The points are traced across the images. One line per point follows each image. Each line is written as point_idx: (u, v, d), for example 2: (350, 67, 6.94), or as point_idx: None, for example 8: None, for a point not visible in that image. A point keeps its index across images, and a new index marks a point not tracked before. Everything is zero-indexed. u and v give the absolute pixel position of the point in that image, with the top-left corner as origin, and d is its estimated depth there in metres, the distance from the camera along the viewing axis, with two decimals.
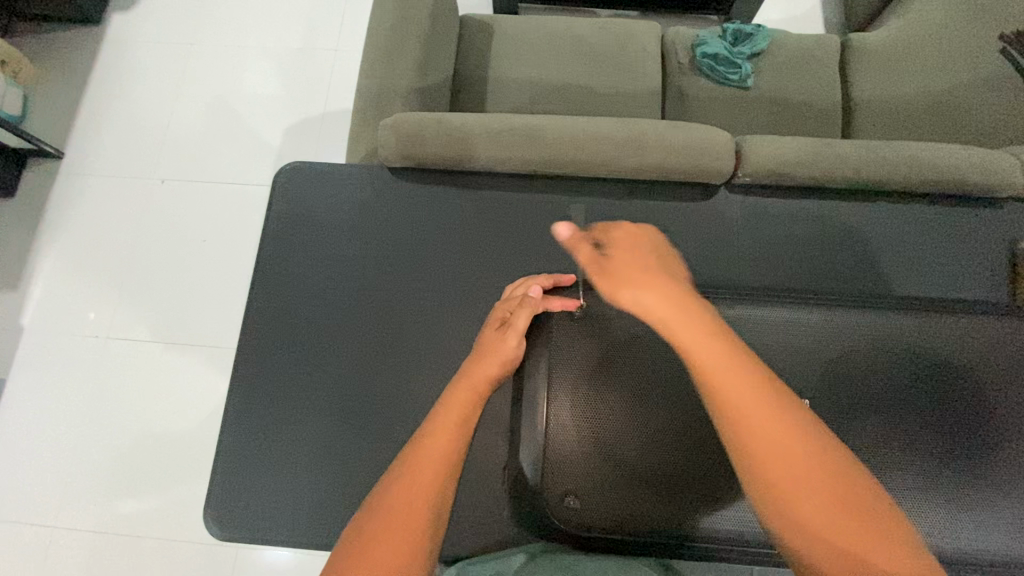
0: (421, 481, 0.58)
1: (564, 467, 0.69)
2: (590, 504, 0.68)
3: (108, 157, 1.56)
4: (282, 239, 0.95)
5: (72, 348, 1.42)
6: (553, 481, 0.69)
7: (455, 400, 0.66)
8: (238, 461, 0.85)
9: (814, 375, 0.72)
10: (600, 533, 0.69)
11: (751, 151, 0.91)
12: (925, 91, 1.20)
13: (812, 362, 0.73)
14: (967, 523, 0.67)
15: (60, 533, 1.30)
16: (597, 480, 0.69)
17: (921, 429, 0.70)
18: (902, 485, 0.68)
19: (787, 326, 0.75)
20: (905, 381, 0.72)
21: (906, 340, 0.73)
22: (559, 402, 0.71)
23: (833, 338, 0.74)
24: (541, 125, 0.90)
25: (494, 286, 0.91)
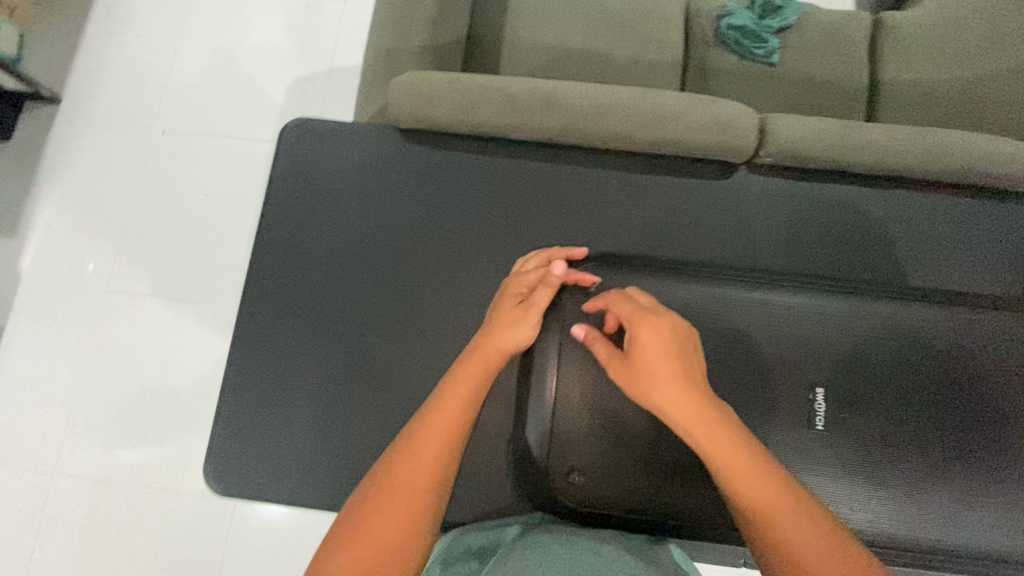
0: (425, 457, 0.56)
1: (572, 442, 0.69)
2: (595, 481, 0.68)
3: (108, 104, 1.52)
4: (287, 198, 0.92)
5: (70, 298, 1.41)
6: (559, 455, 0.69)
7: (466, 374, 0.62)
8: (238, 419, 0.84)
9: (824, 363, 0.71)
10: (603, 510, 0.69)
11: (776, 129, 0.87)
12: (955, 78, 1.15)
13: (823, 350, 0.72)
14: (963, 518, 0.67)
15: (61, 479, 1.32)
16: (604, 457, 0.68)
17: (926, 423, 0.69)
18: (905, 476, 0.68)
19: (800, 311, 0.73)
20: (914, 374, 0.71)
21: (920, 332, 0.72)
22: (568, 377, 0.70)
23: (846, 326, 0.73)
24: (561, 91, 0.86)
25: (502, 257, 0.89)
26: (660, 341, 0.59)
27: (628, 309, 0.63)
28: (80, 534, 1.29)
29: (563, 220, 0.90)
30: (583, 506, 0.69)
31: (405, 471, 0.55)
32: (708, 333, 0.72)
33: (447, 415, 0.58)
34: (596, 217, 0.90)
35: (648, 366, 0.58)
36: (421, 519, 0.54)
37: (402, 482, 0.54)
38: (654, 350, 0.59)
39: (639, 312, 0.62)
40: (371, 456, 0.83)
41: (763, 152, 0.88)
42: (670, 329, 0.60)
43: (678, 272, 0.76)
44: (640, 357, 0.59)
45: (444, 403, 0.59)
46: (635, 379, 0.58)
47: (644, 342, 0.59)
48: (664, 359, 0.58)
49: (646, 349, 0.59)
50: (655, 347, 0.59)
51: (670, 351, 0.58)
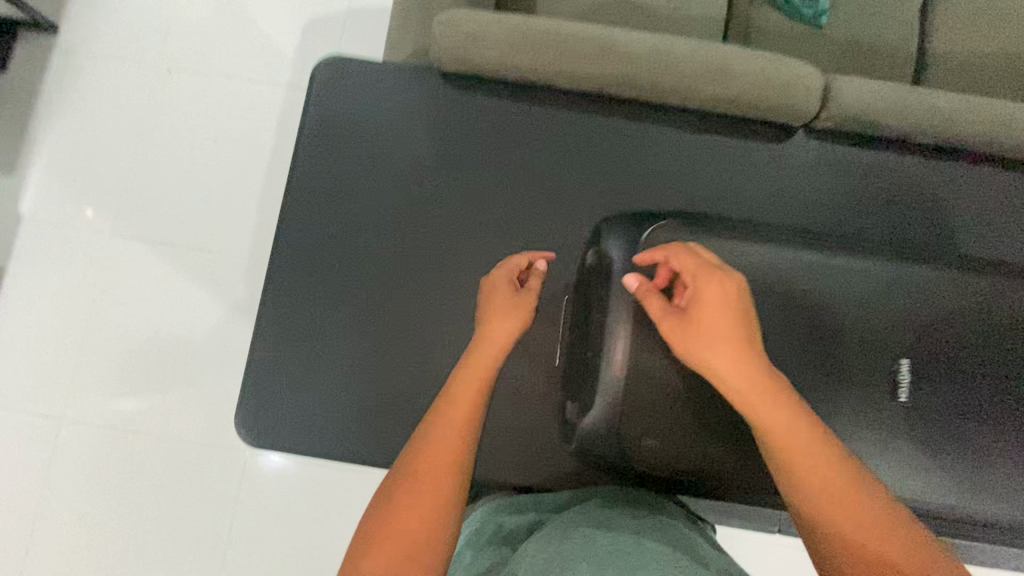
0: (437, 451, 0.55)
1: (644, 407, 0.66)
2: (665, 445, 0.67)
3: (108, 36, 1.42)
4: (314, 142, 0.87)
5: (73, 242, 1.36)
6: (630, 421, 0.67)
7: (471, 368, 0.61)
8: (266, 373, 0.81)
9: (887, 331, 0.70)
10: (669, 472, 0.68)
11: (842, 90, 0.82)
12: (1000, 50, 1.13)
13: (884, 317, 0.70)
14: (998, 488, 0.68)
15: (67, 426, 1.29)
16: (676, 423, 0.67)
17: (977, 393, 0.69)
18: (959, 450, 0.69)
19: (867, 279, 0.71)
20: (972, 345, 0.70)
21: (985, 306, 0.70)
22: (640, 341, 0.66)
23: (910, 295, 0.71)
24: (616, 38, 0.81)
25: (541, 215, 0.86)
26: (724, 298, 0.57)
27: (691, 264, 0.60)
28: (88, 481, 1.28)
29: (607, 179, 0.86)
30: (651, 469, 0.68)
31: (420, 465, 0.54)
32: (780, 299, 0.70)
33: (455, 411, 0.57)
34: (645, 177, 0.86)
35: (705, 325, 0.57)
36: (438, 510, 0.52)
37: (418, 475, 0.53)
38: (716, 312, 0.57)
39: (704, 268, 0.59)
40: (404, 414, 0.81)
41: (825, 115, 0.84)
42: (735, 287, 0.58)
43: (755, 236, 0.71)
44: (700, 317, 0.58)
45: (452, 397, 0.58)
46: (690, 338, 0.58)
47: (706, 301, 0.58)
48: (723, 323, 0.57)
49: (707, 309, 0.57)
50: (716, 309, 0.57)
51: (731, 313, 0.57)
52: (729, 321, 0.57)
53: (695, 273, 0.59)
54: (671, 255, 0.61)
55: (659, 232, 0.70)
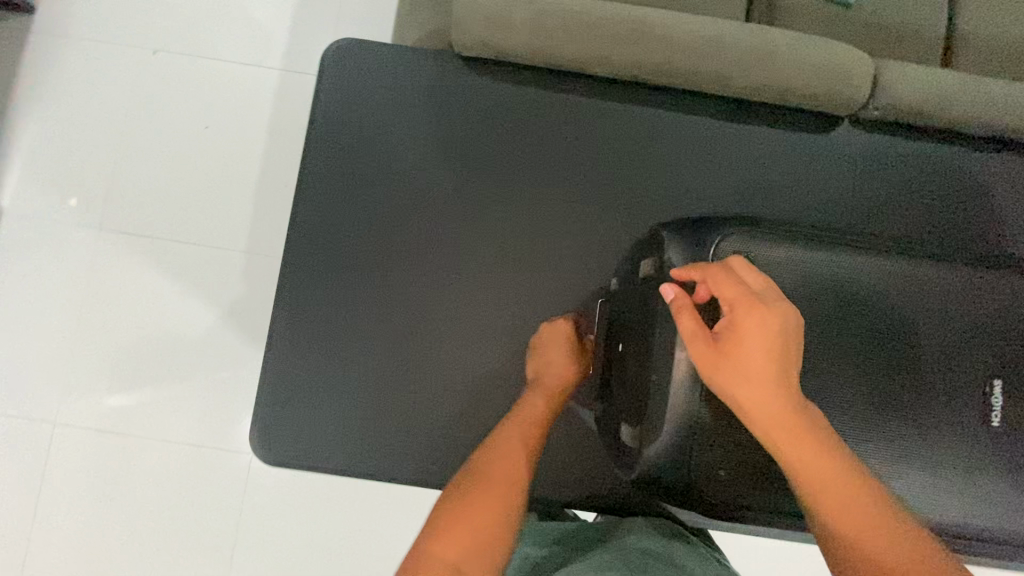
0: (501, 471, 0.58)
1: (712, 438, 0.57)
2: (737, 481, 0.57)
3: (88, 15, 1.32)
4: (325, 135, 0.80)
5: (58, 235, 1.28)
6: (703, 452, 0.57)
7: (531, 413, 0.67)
8: (281, 384, 0.76)
9: (986, 346, 0.62)
10: (749, 513, 0.58)
11: (893, 78, 0.77)
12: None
13: (980, 330, 0.62)
14: None
15: (62, 431, 1.23)
16: (749, 454, 0.57)
17: None
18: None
19: (958, 285, 0.62)
20: None
21: None
22: None
23: (1008, 303, 0.62)
24: (654, 20, 0.75)
25: (569, 213, 0.81)
26: (761, 335, 0.51)
27: (733, 290, 0.52)
28: (86, 488, 1.22)
29: (641, 174, 0.81)
30: (721, 510, 0.58)
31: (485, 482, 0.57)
32: (867, 310, 0.61)
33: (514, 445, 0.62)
34: (679, 173, 0.81)
35: (737, 361, 0.51)
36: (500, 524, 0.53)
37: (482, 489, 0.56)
38: (755, 347, 0.51)
39: (748, 296, 0.52)
40: (430, 425, 0.77)
41: (873, 105, 0.79)
42: (777, 323, 0.51)
43: (833, 242, 0.62)
44: (735, 352, 0.51)
45: (511, 433, 0.64)
46: (722, 374, 0.52)
47: (746, 334, 0.51)
48: (762, 360, 0.51)
49: (745, 343, 0.51)
50: (756, 344, 0.51)
51: (772, 349, 0.51)
52: (765, 360, 0.51)
53: (737, 300, 0.52)
54: (711, 276, 0.54)
55: (726, 242, 0.60)
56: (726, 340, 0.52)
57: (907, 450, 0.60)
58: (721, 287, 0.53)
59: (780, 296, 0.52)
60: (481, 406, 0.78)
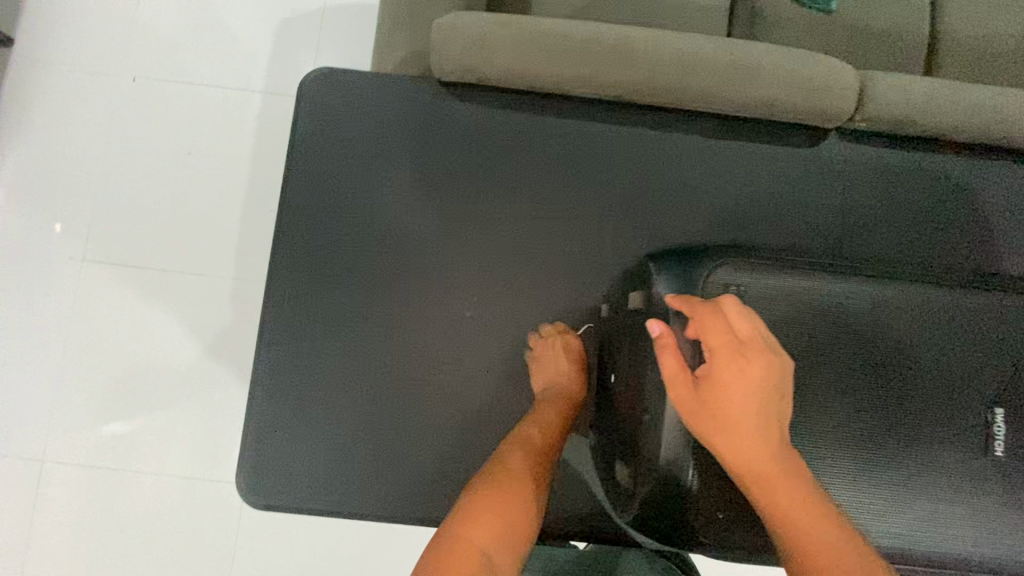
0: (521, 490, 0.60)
1: (714, 479, 0.56)
2: (739, 519, 0.57)
3: (64, 44, 1.30)
4: (305, 168, 0.79)
5: (41, 269, 1.25)
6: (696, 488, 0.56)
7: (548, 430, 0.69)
8: (269, 421, 0.75)
9: (990, 371, 0.60)
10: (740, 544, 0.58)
11: (880, 91, 0.76)
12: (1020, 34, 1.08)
13: (982, 355, 0.60)
14: None
15: (50, 468, 1.21)
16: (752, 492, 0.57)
17: None
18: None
19: (959, 309, 0.61)
20: None
21: None
22: None
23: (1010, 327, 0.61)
24: (634, 40, 0.74)
25: (557, 237, 0.80)
26: (743, 386, 0.50)
27: (720, 333, 0.52)
28: (74, 524, 1.20)
29: (628, 195, 0.80)
30: (724, 551, 0.58)
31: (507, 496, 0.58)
32: (858, 336, 0.60)
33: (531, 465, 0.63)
34: (665, 194, 0.80)
35: (716, 411, 0.51)
36: (514, 542, 0.55)
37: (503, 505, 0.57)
38: (735, 394, 0.50)
39: (732, 341, 0.51)
40: (423, 460, 0.76)
41: (859, 117, 0.78)
42: (759, 374, 0.50)
43: (826, 267, 0.61)
44: (713, 398, 0.51)
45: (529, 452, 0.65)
46: (698, 420, 0.51)
47: (726, 380, 0.51)
48: (740, 408, 0.50)
49: (724, 390, 0.51)
50: (734, 391, 0.50)
51: (751, 397, 0.50)
52: (746, 411, 0.50)
53: (724, 343, 0.51)
54: (699, 317, 0.53)
55: (716, 275, 0.60)
56: (707, 389, 0.51)
57: (905, 482, 0.59)
58: (708, 327, 0.52)
59: (765, 345, 0.51)
60: (475, 439, 0.76)
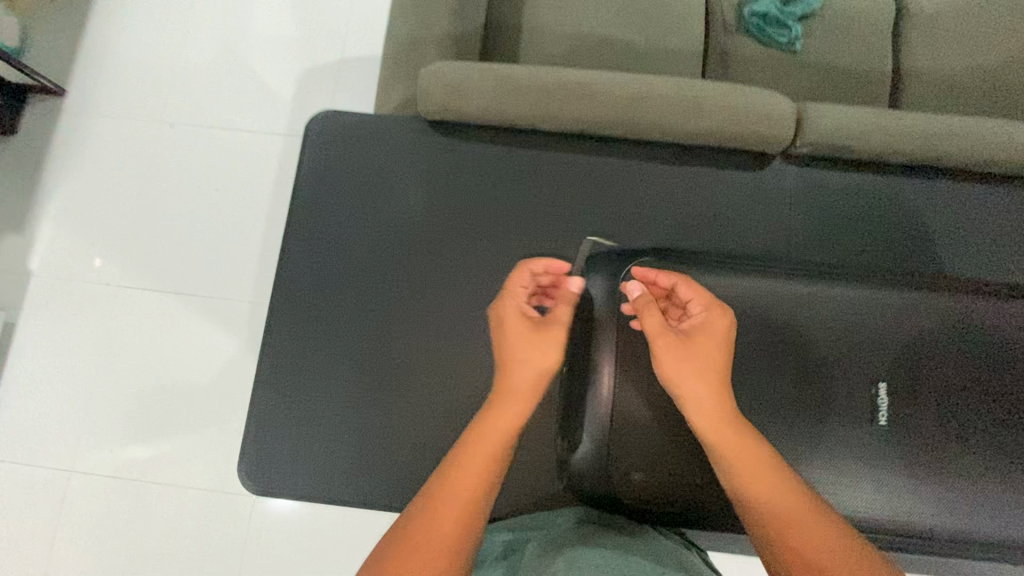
0: (485, 453, 0.58)
1: (632, 449, 0.70)
2: (656, 485, 0.70)
3: (113, 96, 1.48)
4: (309, 196, 0.91)
5: (80, 293, 1.39)
6: (618, 457, 0.70)
7: (521, 371, 0.62)
8: (273, 416, 0.85)
9: (883, 356, 0.74)
10: (655, 506, 0.71)
11: (815, 118, 0.85)
12: (971, 67, 1.16)
13: (877, 342, 0.74)
14: (983, 512, 0.71)
15: (76, 477, 1.31)
16: (664, 456, 0.70)
17: (967, 411, 0.72)
18: (938, 463, 0.71)
19: (852, 303, 0.75)
20: (959, 364, 0.73)
21: (963, 325, 0.74)
22: (626, 379, 0.71)
23: (897, 317, 0.74)
24: (593, 82, 0.86)
25: (529, 253, 0.89)
26: (719, 337, 0.63)
27: (699, 296, 0.66)
28: (99, 530, 1.29)
29: (592, 215, 0.90)
30: (642, 509, 0.71)
31: (467, 468, 0.57)
32: (764, 328, 0.75)
33: (500, 421, 0.60)
34: (626, 214, 0.90)
35: (701, 352, 0.62)
36: (478, 513, 0.55)
37: (462, 478, 0.56)
38: (712, 343, 0.63)
39: (709, 302, 0.66)
40: (408, 450, 0.84)
41: (801, 142, 0.87)
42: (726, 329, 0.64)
43: (741, 269, 0.77)
44: (695, 344, 0.62)
45: (498, 404, 0.61)
46: (681, 361, 0.61)
47: (705, 332, 0.64)
48: (714, 355, 0.62)
49: (704, 339, 0.63)
50: (711, 340, 0.63)
51: (720, 348, 0.63)
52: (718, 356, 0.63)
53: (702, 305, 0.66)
54: (680, 285, 0.67)
55: None
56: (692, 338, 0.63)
57: (806, 446, 0.72)
58: (688, 293, 0.67)
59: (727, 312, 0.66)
60: (454, 433, 0.84)
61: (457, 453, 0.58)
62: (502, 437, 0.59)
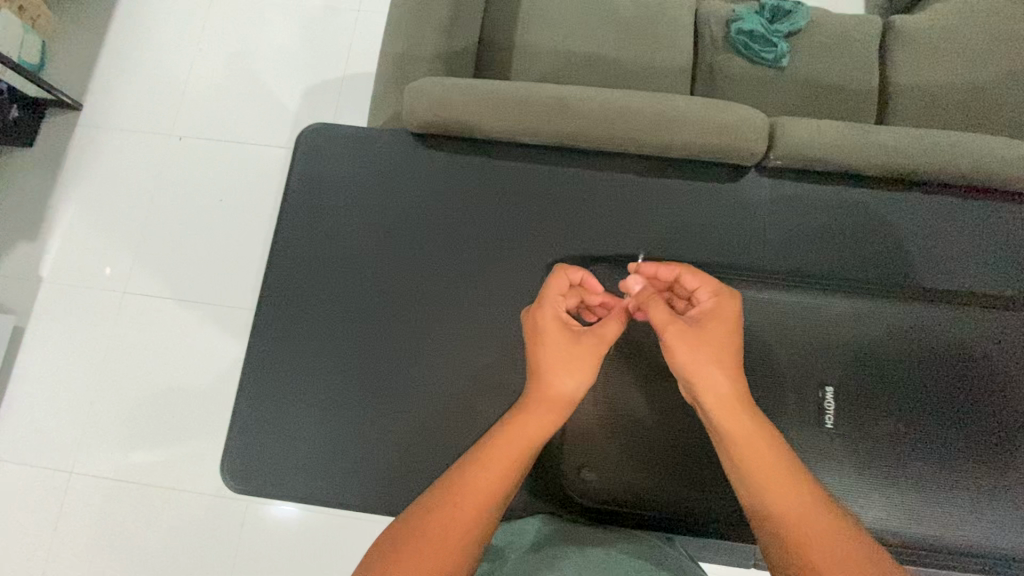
0: (501, 463, 0.58)
1: (582, 449, 0.75)
2: (605, 484, 0.74)
3: (126, 111, 1.55)
4: (300, 205, 0.95)
5: (88, 299, 1.44)
6: (569, 455, 0.75)
7: (551, 381, 0.62)
8: (259, 417, 0.88)
9: (838, 363, 0.77)
10: (606, 504, 0.74)
11: (785, 132, 0.89)
12: (977, 78, 1.11)
13: (831, 349, 0.77)
14: (940, 518, 0.72)
15: (78, 479, 1.34)
16: (614, 456, 0.74)
17: (922, 419, 0.74)
18: (889, 468, 0.74)
19: (806, 311, 0.79)
20: (913, 371, 0.76)
21: (915, 334, 0.77)
22: None
23: (849, 326, 0.78)
24: (572, 97, 0.89)
25: (510, 261, 0.91)
26: (729, 324, 0.64)
27: (706, 285, 0.68)
28: (99, 533, 1.31)
29: (572, 224, 0.92)
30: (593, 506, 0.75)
31: (482, 476, 0.57)
32: None
33: (521, 432, 0.60)
34: (605, 223, 0.92)
35: (713, 338, 0.63)
36: (488, 521, 0.55)
37: (475, 486, 0.56)
38: (723, 331, 0.63)
39: (717, 290, 0.67)
40: (385, 455, 0.85)
41: (773, 155, 0.90)
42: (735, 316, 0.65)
43: None
44: (706, 332, 0.63)
45: (524, 414, 0.61)
46: (694, 349, 0.62)
47: (715, 320, 0.64)
48: (725, 343, 0.63)
49: (715, 326, 0.64)
50: (721, 328, 0.64)
51: (730, 337, 0.64)
52: (730, 342, 0.63)
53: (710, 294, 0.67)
54: (686, 275, 0.69)
55: None
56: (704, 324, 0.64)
57: None
58: (695, 283, 0.68)
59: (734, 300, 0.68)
60: (431, 437, 0.85)
61: (474, 460, 0.58)
62: (521, 450, 0.59)
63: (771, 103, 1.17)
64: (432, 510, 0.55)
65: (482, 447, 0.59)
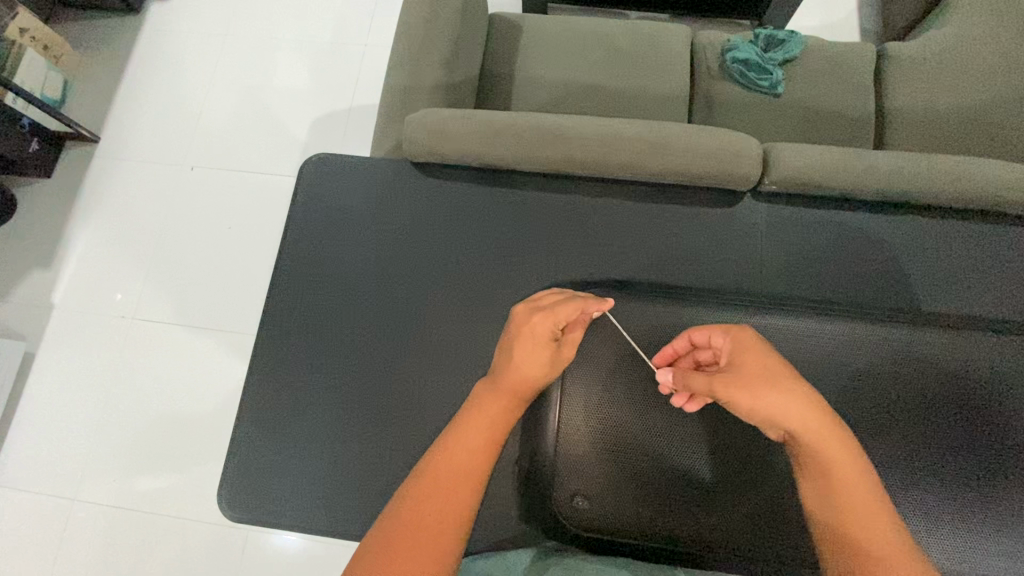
0: (470, 446, 0.57)
1: (574, 473, 0.74)
2: (596, 510, 0.73)
3: (142, 142, 1.60)
4: (302, 233, 0.97)
5: (98, 325, 1.46)
6: (561, 480, 0.74)
7: (517, 369, 0.62)
8: (256, 442, 0.88)
9: (835, 386, 0.76)
10: (598, 531, 0.73)
11: (779, 159, 0.90)
12: (971, 102, 1.13)
13: (828, 372, 0.76)
14: (949, 547, 0.70)
15: (80, 507, 1.34)
16: (606, 481, 0.73)
17: (928, 446, 0.73)
18: (896, 498, 0.71)
19: (803, 334, 0.78)
20: (916, 397, 0.74)
21: (913, 358, 0.76)
22: (572, 405, 0.76)
23: (847, 349, 0.77)
24: (566, 126, 0.92)
25: (508, 286, 0.92)
26: (767, 354, 0.59)
27: (715, 330, 0.64)
28: (98, 561, 1.30)
29: (570, 250, 0.93)
30: (587, 533, 0.74)
31: (452, 459, 0.56)
32: None
33: (484, 417, 0.59)
34: (601, 247, 0.93)
35: (753, 369, 0.57)
36: (471, 491, 0.55)
37: (445, 471, 0.55)
38: (757, 360, 0.58)
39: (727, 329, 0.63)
40: (383, 479, 0.85)
41: (768, 180, 0.91)
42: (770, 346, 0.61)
43: (696, 299, 0.82)
44: (747, 365, 0.58)
45: (483, 402, 0.61)
46: (749, 391, 0.56)
47: (745, 352, 0.60)
48: (769, 369, 0.57)
49: (752, 358, 0.59)
50: (757, 359, 0.58)
51: (774, 364, 0.58)
52: (784, 371, 0.58)
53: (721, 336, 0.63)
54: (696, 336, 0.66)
55: None
56: (742, 362, 0.58)
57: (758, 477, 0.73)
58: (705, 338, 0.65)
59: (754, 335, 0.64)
60: None
61: (440, 449, 0.57)
62: (488, 430, 0.58)
63: (766, 129, 1.19)
64: (405, 504, 0.53)
65: (446, 437, 0.58)
